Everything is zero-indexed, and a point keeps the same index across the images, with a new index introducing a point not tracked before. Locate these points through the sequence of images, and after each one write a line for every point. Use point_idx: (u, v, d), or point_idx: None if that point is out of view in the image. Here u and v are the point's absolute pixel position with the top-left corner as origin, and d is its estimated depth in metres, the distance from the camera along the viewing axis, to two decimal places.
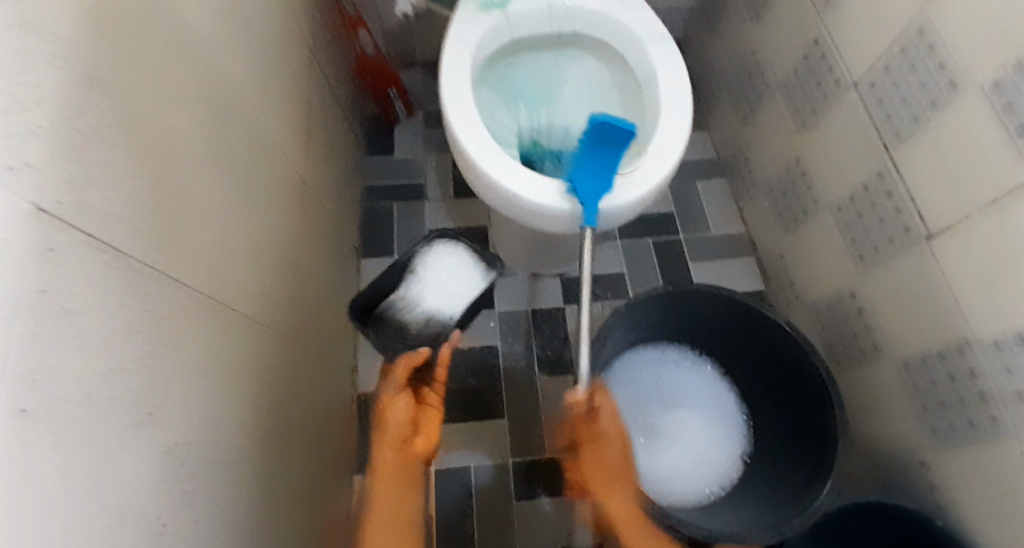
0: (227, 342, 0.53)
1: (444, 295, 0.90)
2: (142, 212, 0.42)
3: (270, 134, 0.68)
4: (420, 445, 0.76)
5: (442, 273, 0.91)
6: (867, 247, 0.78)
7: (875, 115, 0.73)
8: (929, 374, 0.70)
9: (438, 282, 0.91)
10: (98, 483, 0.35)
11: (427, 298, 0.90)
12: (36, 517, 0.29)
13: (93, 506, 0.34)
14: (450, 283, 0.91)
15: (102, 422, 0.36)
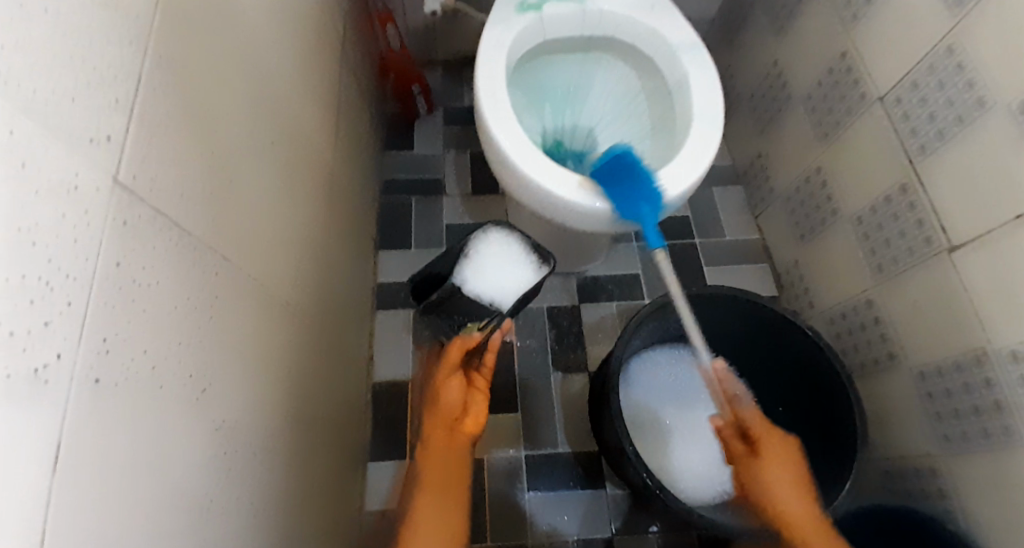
0: (269, 325, 0.53)
1: (490, 286, 0.86)
2: (206, 191, 0.42)
3: (309, 121, 0.69)
4: (470, 425, 0.78)
5: (493, 263, 0.87)
6: (886, 258, 0.79)
7: (901, 129, 0.75)
8: (945, 383, 0.72)
9: (486, 273, 0.86)
10: (158, 457, 0.35)
11: (474, 284, 0.86)
12: (97, 487, 0.29)
13: (153, 480, 0.34)
14: (499, 275, 0.86)
15: (164, 396, 0.36)
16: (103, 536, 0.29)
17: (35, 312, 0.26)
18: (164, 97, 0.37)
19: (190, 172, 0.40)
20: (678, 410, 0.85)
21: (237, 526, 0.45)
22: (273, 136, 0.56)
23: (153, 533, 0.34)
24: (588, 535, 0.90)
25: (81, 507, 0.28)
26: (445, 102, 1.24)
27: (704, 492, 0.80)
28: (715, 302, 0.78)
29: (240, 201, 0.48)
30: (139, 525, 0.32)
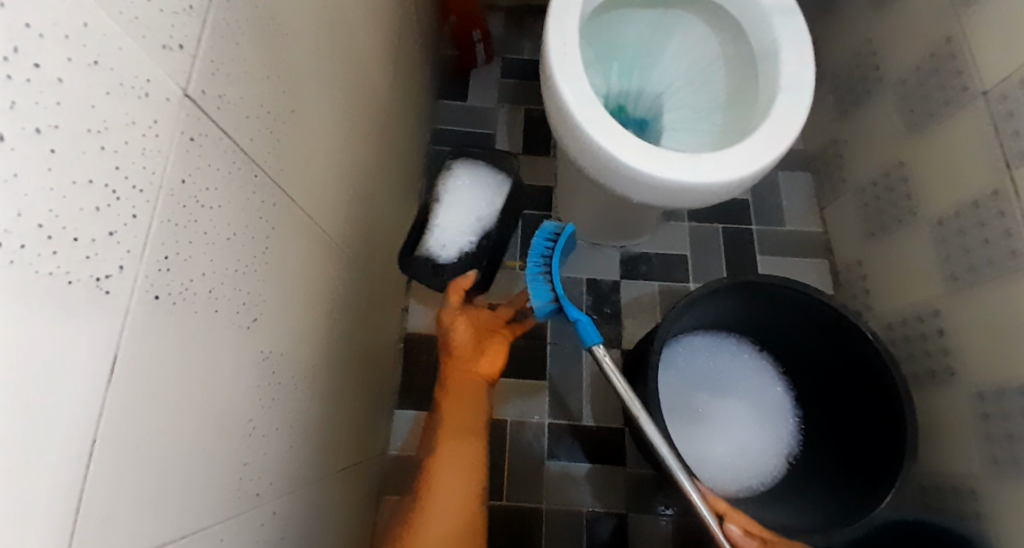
0: (319, 261, 0.52)
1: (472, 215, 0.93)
2: (270, 117, 0.40)
3: (372, 56, 0.66)
4: (483, 365, 0.83)
5: (466, 198, 0.94)
6: (963, 267, 0.74)
7: (1002, 128, 0.68)
8: (1005, 406, 0.67)
9: (457, 209, 0.93)
10: (207, 380, 0.34)
11: (457, 226, 0.92)
12: (145, 404, 0.28)
13: (201, 402, 0.34)
14: (475, 204, 0.94)
15: (218, 322, 0.35)
16: (146, 452, 0.29)
17: (100, 220, 0.25)
18: (236, 9, 0.35)
19: (257, 92, 0.38)
20: (713, 399, 0.82)
21: (275, 454, 0.45)
22: (338, 67, 0.54)
23: (196, 453, 0.34)
24: (603, 508, 0.90)
25: (132, 422, 0.27)
26: (506, 53, 1.19)
27: (731, 484, 0.79)
28: (771, 291, 0.74)
29: (301, 130, 0.46)
30: (183, 446, 0.32)
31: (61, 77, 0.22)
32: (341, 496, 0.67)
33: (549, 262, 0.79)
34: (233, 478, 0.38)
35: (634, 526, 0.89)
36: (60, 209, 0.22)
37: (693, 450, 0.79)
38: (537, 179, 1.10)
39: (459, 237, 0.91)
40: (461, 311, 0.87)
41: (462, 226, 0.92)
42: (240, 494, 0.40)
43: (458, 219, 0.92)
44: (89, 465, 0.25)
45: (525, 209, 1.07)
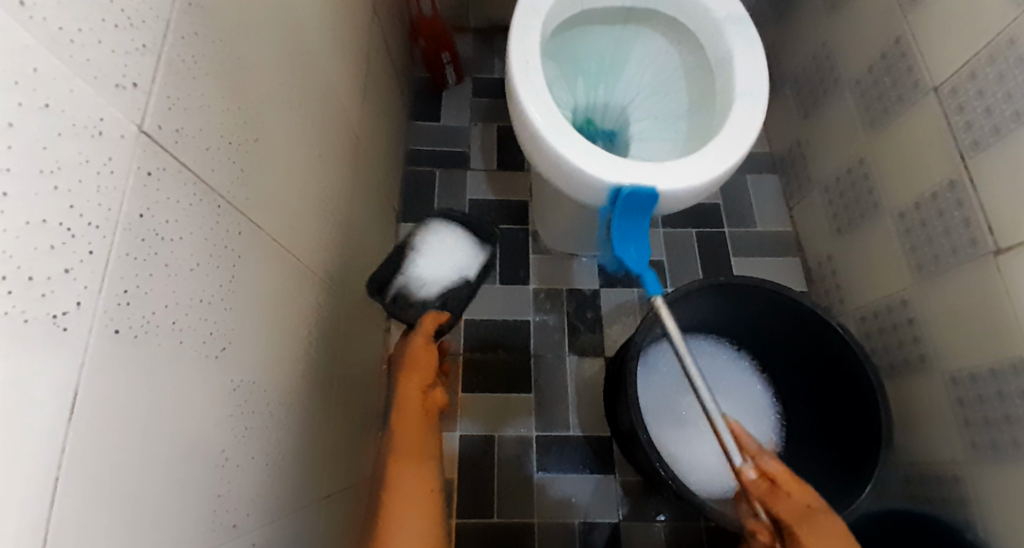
0: (291, 288, 0.53)
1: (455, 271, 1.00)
2: (233, 147, 0.41)
3: (340, 81, 0.67)
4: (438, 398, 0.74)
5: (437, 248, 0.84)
6: (927, 257, 0.76)
7: (955, 121, 0.70)
8: (979, 389, 0.69)
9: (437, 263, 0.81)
10: (173, 413, 0.34)
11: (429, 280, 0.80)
12: (108, 440, 0.28)
13: (169, 435, 0.34)
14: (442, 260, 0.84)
15: (183, 353, 0.35)
16: (111, 487, 0.29)
17: (55, 259, 0.25)
18: (192, 45, 0.36)
19: (219, 125, 0.39)
20: (695, 401, 0.83)
21: (251, 484, 0.45)
22: (302, 96, 0.55)
23: (167, 487, 0.34)
24: (595, 518, 0.90)
25: (100, 460, 0.28)
26: (475, 72, 1.21)
27: (717, 484, 0.79)
28: (743, 292, 0.75)
29: (267, 158, 0.47)
30: (152, 479, 0.32)
31: (12, 122, 0.22)
32: (328, 521, 0.66)
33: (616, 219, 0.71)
34: (207, 510, 0.38)
35: (627, 534, 0.89)
36: (13, 250, 0.23)
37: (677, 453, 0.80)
38: (512, 193, 1.11)
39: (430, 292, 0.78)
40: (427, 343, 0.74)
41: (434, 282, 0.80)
42: (216, 526, 0.39)
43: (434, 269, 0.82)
44: (53, 504, 0.24)
45: (477, 225, 1.08)
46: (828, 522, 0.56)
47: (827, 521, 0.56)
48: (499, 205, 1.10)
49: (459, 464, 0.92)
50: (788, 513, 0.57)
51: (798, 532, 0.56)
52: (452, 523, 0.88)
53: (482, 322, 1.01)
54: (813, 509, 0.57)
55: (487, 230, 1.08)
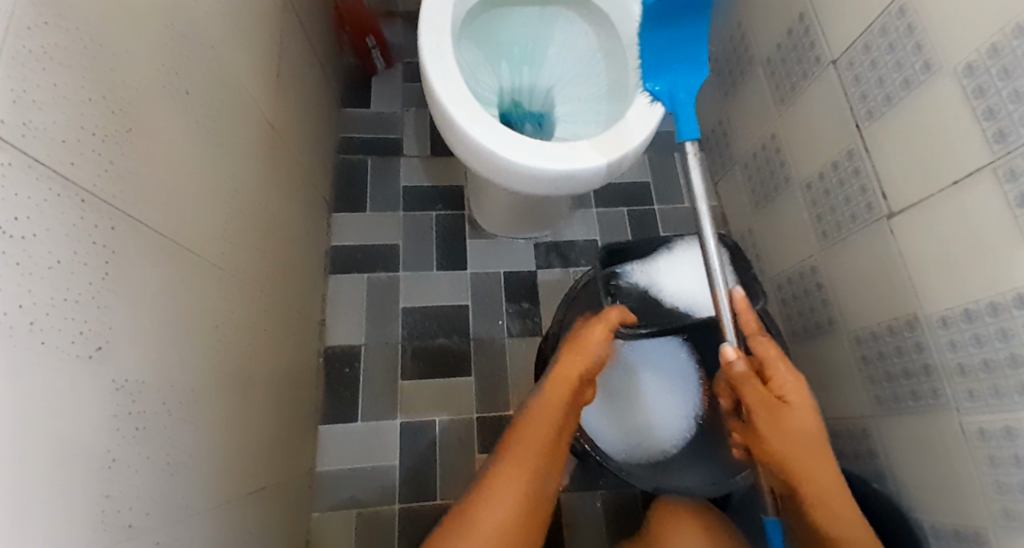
0: (189, 284, 0.52)
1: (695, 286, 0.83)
2: (98, 139, 0.39)
3: (241, 70, 0.65)
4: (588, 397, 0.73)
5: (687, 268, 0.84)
6: (831, 225, 0.80)
7: (851, 93, 0.74)
8: (880, 347, 0.73)
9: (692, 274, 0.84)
10: (43, 415, 0.33)
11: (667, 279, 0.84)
12: None
13: (40, 438, 0.33)
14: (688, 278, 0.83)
15: (46, 353, 0.34)
16: None
17: None
18: (45, 36, 0.35)
19: (81, 118, 0.38)
20: (620, 373, 0.86)
21: (148, 485, 0.44)
22: (192, 85, 0.54)
23: (42, 490, 0.33)
24: None
25: None
26: (405, 56, 1.19)
27: (644, 451, 0.83)
28: None
29: (147, 150, 0.46)
30: (26, 482, 0.31)
31: None
32: (258, 516, 0.66)
33: (661, 35, 0.66)
34: (93, 511, 0.37)
35: (567, 506, 0.92)
36: None
37: (603, 424, 0.84)
38: (446, 180, 1.11)
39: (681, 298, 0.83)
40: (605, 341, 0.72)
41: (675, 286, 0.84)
42: (104, 528, 0.39)
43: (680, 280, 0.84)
44: None
45: (413, 212, 1.08)
46: (787, 417, 0.61)
47: (786, 418, 0.61)
48: (434, 192, 1.10)
49: (401, 451, 0.93)
50: (756, 400, 0.62)
51: (758, 413, 0.63)
52: (394, 509, 0.89)
53: (419, 309, 1.01)
54: (780, 405, 0.61)
55: (423, 218, 1.08)
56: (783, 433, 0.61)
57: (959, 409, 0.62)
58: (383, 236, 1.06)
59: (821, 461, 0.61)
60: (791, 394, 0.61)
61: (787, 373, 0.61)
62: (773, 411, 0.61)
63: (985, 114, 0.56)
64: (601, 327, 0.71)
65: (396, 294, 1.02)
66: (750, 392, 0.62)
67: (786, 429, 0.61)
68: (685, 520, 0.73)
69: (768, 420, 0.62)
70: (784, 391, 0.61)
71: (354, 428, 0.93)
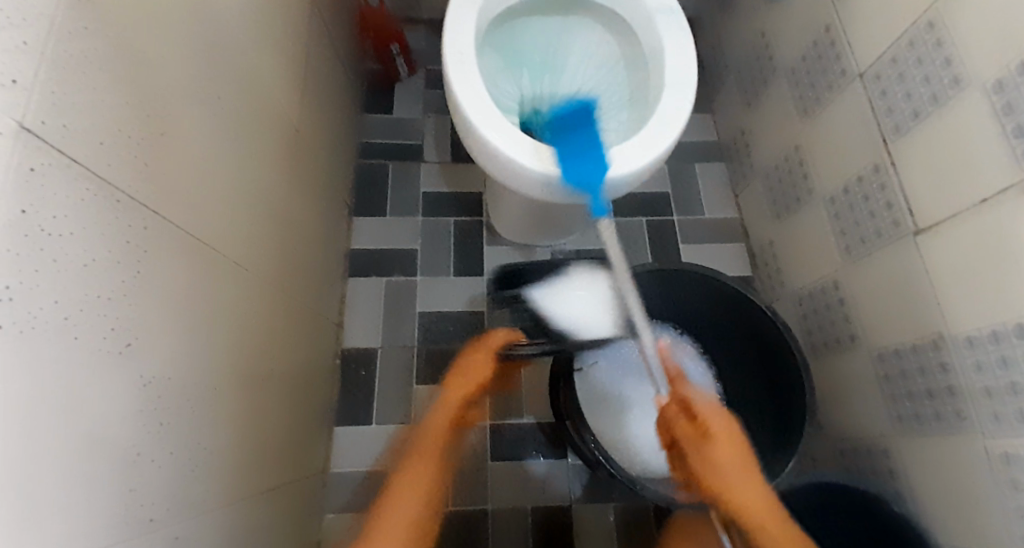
0: (214, 284, 0.53)
1: (585, 317, 0.83)
2: (132, 141, 0.41)
3: (269, 75, 0.66)
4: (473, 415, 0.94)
5: (580, 297, 0.84)
6: (855, 240, 0.79)
7: (878, 106, 0.73)
8: (902, 366, 0.72)
9: (574, 300, 0.84)
10: (73, 408, 0.34)
11: (568, 306, 0.84)
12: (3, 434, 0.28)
13: (69, 431, 0.34)
14: (575, 306, 0.84)
15: (79, 347, 0.35)
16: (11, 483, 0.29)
17: None
18: (84, 41, 0.36)
19: (117, 120, 0.39)
20: (638, 386, 0.89)
21: (169, 480, 0.45)
22: (222, 89, 0.55)
23: (68, 483, 0.34)
24: (548, 501, 0.92)
25: None
26: (427, 63, 1.21)
27: (660, 464, 0.84)
28: (679, 277, 0.81)
29: (178, 153, 0.47)
30: (52, 474, 0.32)
31: None
32: (273, 514, 0.67)
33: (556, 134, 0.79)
34: (117, 502, 0.38)
35: (578, 516, 0.91)
36: None
37: (620, 435, 0.86)
38: (465, 186, 1.12)
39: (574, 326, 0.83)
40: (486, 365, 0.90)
41: (573, 316, 0.83)
42: (127, 521, 0.39)
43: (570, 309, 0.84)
44: None
45: (432, 217, 1.09)
46: (709, 449, 0.66)
47: (707, 448, 0.67)
48: (453, 198, 1.11)
49: None
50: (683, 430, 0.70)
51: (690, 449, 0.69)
52: None
53: (436, 314, 1.02)
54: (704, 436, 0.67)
55: (441, 223, 1.09)
56: (711, 464, 0.66)
57: (984, 433, 0.60)
58: (401, 240, 1.07)
59: (752, 491, 0.64)
60: (714, 426, 0.67)
61: (704, 407, 0.69)
62: (699, 442, 0.68)
63: (1015, 132, 0.55)
64: (481, 352, 0.90)
65: (413, 298, 1.03)
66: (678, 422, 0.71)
67: (711, 461, 0.66)
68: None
69: (697, 454, 0.68)
70: (708, 426, 0.68)
71: (367, 430, 0.94)
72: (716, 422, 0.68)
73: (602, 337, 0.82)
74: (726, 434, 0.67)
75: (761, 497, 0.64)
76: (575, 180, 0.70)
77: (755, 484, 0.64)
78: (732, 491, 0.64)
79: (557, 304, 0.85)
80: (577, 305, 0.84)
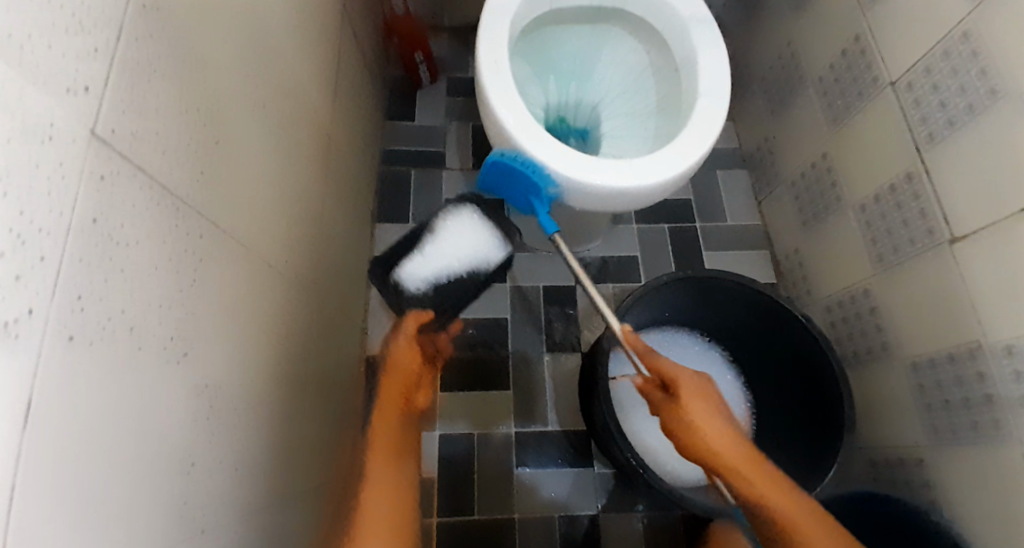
0: (258, 289, 0.53)
1: (473, 252, 0.82)
2: (190, 149, 0.41)
3: (306, 82, 0.67)
4: (421, 398, 0.85)
5: (456, 238, 0.82)
6: (887, 248, 0.79)
7: (911, 115, 0.73)
8: (937, 375, 0.71)
9: (454, 244, 0.82)
10: (134, 416, 0.34)
11: (446, 256, 0.81)
12: (66, 446, 0.28)
13: (132, 444, 0.34)
14: (456, 248, 0.82)
15: (141, 356, 0.35)
16: (72, 497, 0.28)
17: (6, 265, 0.24)
18: (144, 46, 0.35)
19: (171, 126, 0.39)
20: None
21: (216, 489, 0.44)
22: (265, 97, 0.55)
23: (126, 493, 0.33)
24: (575, 510, 0.91)
25: (57, 468, 0.27)
26: (451, 70, 1.21)
27: (690, 473, 0.85)
28: (712, 285, 0.82)
29: (227, 161, 0.47)
30: (113, 485, 0.32)
31: None
32: (304, 521, 0.67)
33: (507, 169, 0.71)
34: (173, 513, 0.38)
35: (605, 524, 0.91)
36: None
37: (650, 443, 0.86)
38: None
39: (480, 263, 0.83)
40: (412, 347, 0.83)
41: (449, 264, 0.81)
42: (181, 531, 0.39)
43: (441, 261, 0.81)
44: (11, 511, 0.24)
45: None
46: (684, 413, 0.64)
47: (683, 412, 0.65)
48: None
49: (438, 461, 0.93)
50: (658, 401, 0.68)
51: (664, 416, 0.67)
52: (432, 521, 0.89)
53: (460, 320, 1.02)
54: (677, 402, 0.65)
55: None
56: (688, 429, 0.64)
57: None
58: None
59: (724, 441, 0.64)
60: (688, 392, 0.65)
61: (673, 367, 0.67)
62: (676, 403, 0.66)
63: None
64: (403, 338, 0.82)
65: None
66: (650, 392, 0.70)
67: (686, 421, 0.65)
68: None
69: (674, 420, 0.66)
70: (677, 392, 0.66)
71: None
72: (684, 380, 0.66)
73: (497, 257, 0.84)
74: (697, 392, 0.65)
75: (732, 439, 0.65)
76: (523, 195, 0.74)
77: (728, 433, 0.64)
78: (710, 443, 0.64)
79: (434, 263, 0.81)
80: (462, 246, 0.82)
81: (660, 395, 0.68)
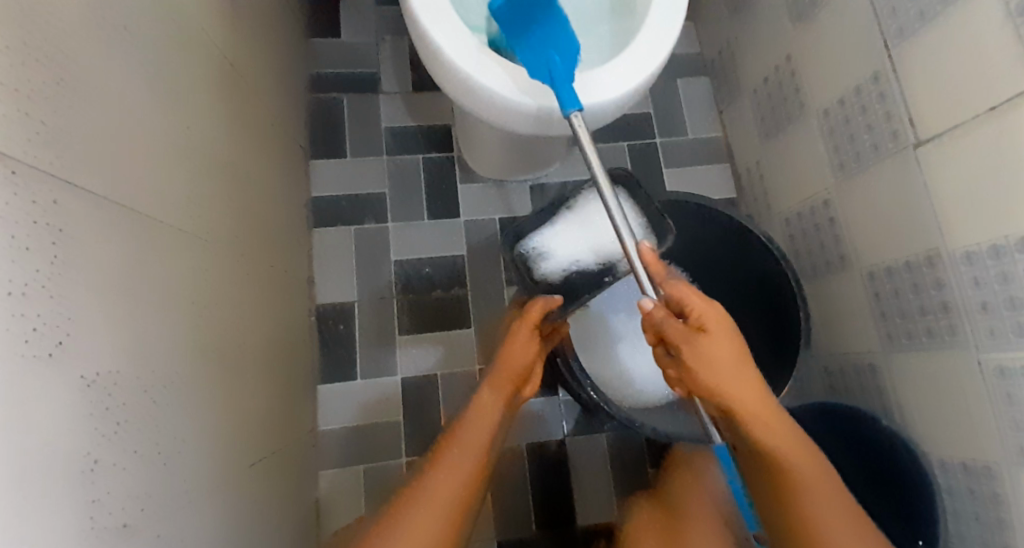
0: (155, 255, 0.46)
1: (604, 242, 0.77)
2: (29, 97, 0.32)
3: (189, 0, 0.56)
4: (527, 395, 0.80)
5: (596, 221, 0.78)
6: (849, 156, 0.75)
7: (880, 8, 0.66)
8: (895, 284, 0.71)
9: (591, 227, 0.78)
10: (15, 430, 0.28)
11: (582, 240, 0.77)
12: None
13: (21, 459, 0.28)
14: (596, 232, 0.78)
15: (7, 358, 0.28)
16: None
17: None
18: None
19: (1, 67, 0.30)
20: (630, 320, 0.88)
21: (135, 482, 0.40)
22: (130, 19, 0.45)
23: (25, 516, 0.28)
24: (544, 439, 0.93)
25: None
26: None
27: (653, 395, 0.85)
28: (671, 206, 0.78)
29: (82, 104, 0.38)
30: (7, 512, 0.27)
31: None
32: (262, 485, 0.65)
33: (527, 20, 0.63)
34: (83, 520, 0.34)
35: (573, 448, 0.93)
36: None
37: (613, 370, 0.86)
38: (432, 117, 1.03)
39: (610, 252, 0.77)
40: None
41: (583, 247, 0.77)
42: (98, 537, 0.35)
43: (583, 240, 0.77)
44: None
45: (401, 155, 1.00)
46: (707, 348, 0.54)
47: (707, 347, 0.54)
48: (419, 132, 1.02)
49: (403, 405, 0.91)
50: (673, 332, 0.55)
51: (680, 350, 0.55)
52: (401, 462, 0.89)
53: (413, 261, 0.96)
54: (698, 334, 0.54)
55: (409, 161, 1.00)
56: (704, 364, 0.54)
57: (978, 346, 0.60)
58: (367, 184, 0.99)
59: (752, 382, 0.55)
60: (709, 321, 0.54)
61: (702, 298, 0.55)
62: (695, 334, 0.54)
63: None
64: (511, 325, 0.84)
65: (388, 245, 0.97)
66: (664, 329, 0.56)
67: (708, 361, 0.54)
68: (684, 476, 0.74)
69: (692, 356, 0.54)
70: (702, 321, 0.54)
71: (354, 385, 0.91)
72: (701, 305, 0.55)
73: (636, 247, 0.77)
74: (728, 328, 0.55)
75: (751, 377, 0.56)
76: (545, 78, 0.60)
77: (753, 377, 0.55)
78: (736, 387, 0.54)
79: (570, 246, 0.77)
80: (598, 232, 0.78)
81: (678, 327, 0.55)
